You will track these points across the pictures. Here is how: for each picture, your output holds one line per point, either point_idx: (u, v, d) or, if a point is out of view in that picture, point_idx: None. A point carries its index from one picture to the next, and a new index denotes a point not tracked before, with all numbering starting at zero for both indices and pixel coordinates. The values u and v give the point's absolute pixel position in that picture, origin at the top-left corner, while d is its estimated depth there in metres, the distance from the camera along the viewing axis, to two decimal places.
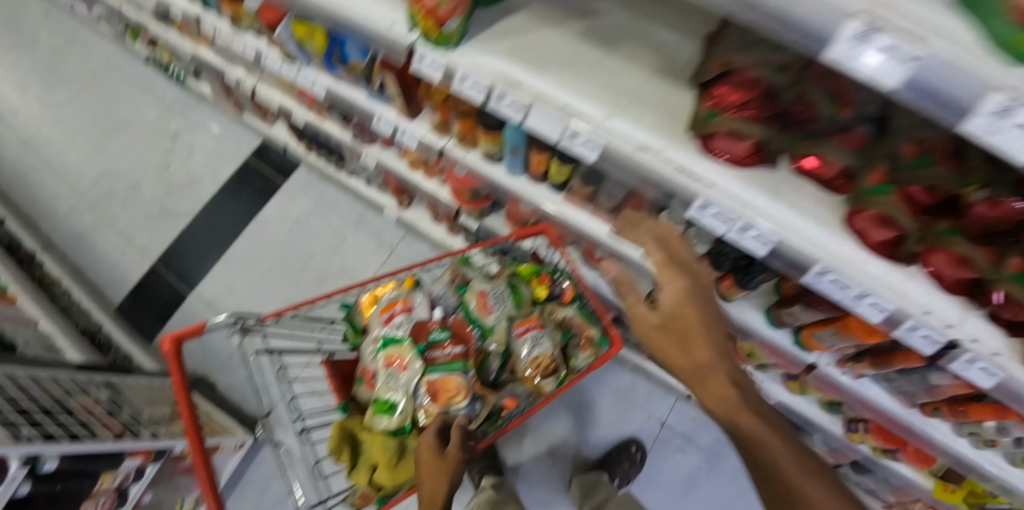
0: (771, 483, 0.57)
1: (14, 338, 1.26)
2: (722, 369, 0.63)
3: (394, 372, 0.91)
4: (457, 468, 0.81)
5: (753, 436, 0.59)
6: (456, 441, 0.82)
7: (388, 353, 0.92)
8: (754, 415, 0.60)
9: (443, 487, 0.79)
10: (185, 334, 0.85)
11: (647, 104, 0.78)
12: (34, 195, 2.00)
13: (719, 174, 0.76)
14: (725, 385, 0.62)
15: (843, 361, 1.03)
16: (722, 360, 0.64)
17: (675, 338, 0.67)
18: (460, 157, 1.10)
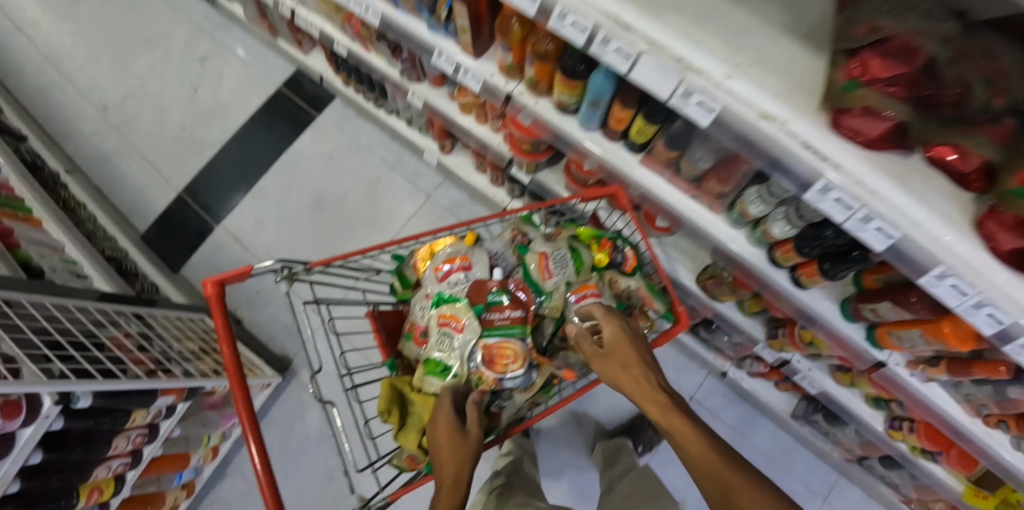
0: (715, 490, 0.60)
1: (40, 263, 1.22)
2: (653, 391, 0.73)
3: (450, 335, 0.85)
4: (474, 446, 0.76)
5: (690, 447, 0.65)
6: (474, 419, 0.78)
7: (443, 312, 0.86)
8: (689, 428, 0.66)
9: (467, 465, 0.73)
10: (229, 278, 0.77)
11: (769, 66, 0.68)
12: (55, 112, 1.90)
13: (846, 154, 0.66)
14: (658, 403, 0.71)
15: (915, 363, 0.97)
16: (652, 383, 0.74)
17: (614, 366, 0.77)
18: (528, 104, 0.99)
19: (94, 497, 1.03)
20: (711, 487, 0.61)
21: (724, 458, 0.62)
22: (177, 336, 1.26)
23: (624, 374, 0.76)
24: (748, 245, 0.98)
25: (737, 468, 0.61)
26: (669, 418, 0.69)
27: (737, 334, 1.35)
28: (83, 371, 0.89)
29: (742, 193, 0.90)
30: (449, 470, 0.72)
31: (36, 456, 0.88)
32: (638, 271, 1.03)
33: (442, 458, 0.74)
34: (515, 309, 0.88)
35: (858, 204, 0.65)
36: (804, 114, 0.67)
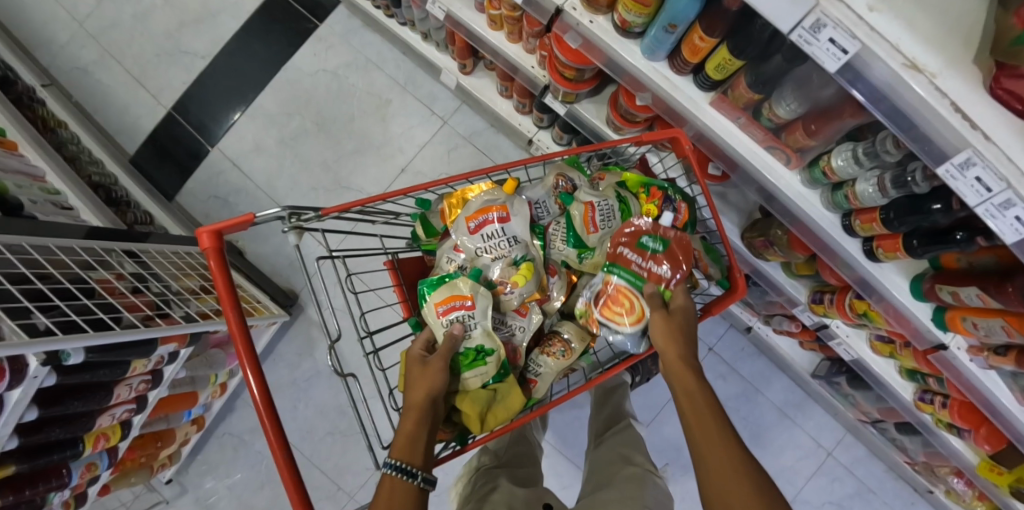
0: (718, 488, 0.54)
1: (18, 195, 1.10)
2: (692, 381, 0.64)
3: (461, 317, 0.72)
4: (443, 373, 0.66)
5: (707, 451, 0.57)
6: (444, 350, 0.68)
7: (444, 294, 0.73)
8: (717, 427, 0.59)
9: (431, 393, 0.64)
10: (227, 228, 0.67)
11: (917, 4, 0.55)
12: (19, 11, 1.66)
13: (997, 123, 0.53)
14: (695, 400, 0.62)
15: (978, 349, 0.89)
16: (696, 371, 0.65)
17: (670, 326, 0.68)
18: (580, 23, 0.81)
19: (102, 443, 1.08)
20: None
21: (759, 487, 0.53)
22: (173, 275, 1.21)
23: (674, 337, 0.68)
24: (821, 209, 0.85)
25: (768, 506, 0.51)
26: (699, 421, 0.60)
27: (773, 294, 1.25)
28: (69, 323, 0.87)
29: (832, 148, 0.77)
30: (418, 398, 0.64)
31: (31, 412, 0.87)
32: (689, 227, 0.90)
33: (406, 389, 0.66)
34: (667, 268, 0.75)
35: (1002, 186, 0.52)
36: (955, 66, 0.54)
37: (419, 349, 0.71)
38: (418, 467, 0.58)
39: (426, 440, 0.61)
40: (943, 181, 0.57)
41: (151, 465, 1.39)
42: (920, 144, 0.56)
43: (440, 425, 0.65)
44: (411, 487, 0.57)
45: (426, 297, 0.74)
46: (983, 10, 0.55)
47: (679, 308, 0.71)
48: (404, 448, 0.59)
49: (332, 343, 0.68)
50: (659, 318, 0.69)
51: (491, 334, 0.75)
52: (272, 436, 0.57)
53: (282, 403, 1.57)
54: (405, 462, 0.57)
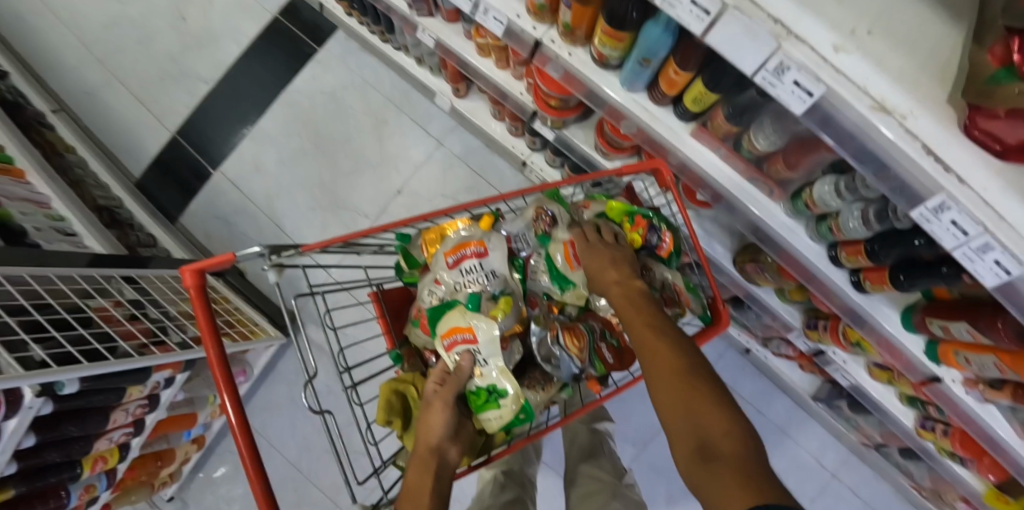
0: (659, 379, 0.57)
1: (21, 223, 1.14)
2: (639, 305, 0.66)
3: (467, 350, 0.72)
4: (444, 415, 0.69)
5: (644, 341, 0.61)
6: (448, 390, 0.71)
7: (448, 325, 0.74)
8: (651, 323, 0.63)
9: (438, 431, 0.68)
10: (209, 266, 0.69)
11: (895, 44, 0.52)
12: (32, 37, 1.72)
13: (974, 165, 0.52)
14: (635, 307, 0.66)
15: (974, 382, 0.87)
16: (641, 295, 0.68)
17: (601, 260, 0.73)
18: (560, 54, 0.81)
19: (99, 466, 1.09)
20: (676, 421, 0.54)
21: (713, 395, 0.53)
22: (171, 300, 1.23)
23: (611, 265, 0.72)
24: (807, 239, 0.83)
25: (722, 412, 0.52)
26: (637, 324, 0.64)
27: (767, 317, 1.23)
28: (65, 354, 0.89)
29: (814, 182, 0.76)
30: (422, 448, 0.66)
31: (29, 438, 0.89)
32: (674, 258, 0.88)
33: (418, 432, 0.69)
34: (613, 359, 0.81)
35: (979, 230, 0.51)
36: (929, 107, 0.52)
37: (433, 385, 0.73)
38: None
39: (435, 492, 0.62)
40: (919, 224, 0.55)
41: (152, 483, 1.40)
42: (893, 185, 0.55)
43: (453, 471, 0.67)
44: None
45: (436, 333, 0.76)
46: (954, 39, 0.53)
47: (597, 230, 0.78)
48: (410, 498, 0.62)
49: (311, 379, 0.67)
50: (589, 249, 0.75)
51: (502, 371, 0.73)
52: (251, 476, 0.57)
53: (281, 422, 1.59)
54: None
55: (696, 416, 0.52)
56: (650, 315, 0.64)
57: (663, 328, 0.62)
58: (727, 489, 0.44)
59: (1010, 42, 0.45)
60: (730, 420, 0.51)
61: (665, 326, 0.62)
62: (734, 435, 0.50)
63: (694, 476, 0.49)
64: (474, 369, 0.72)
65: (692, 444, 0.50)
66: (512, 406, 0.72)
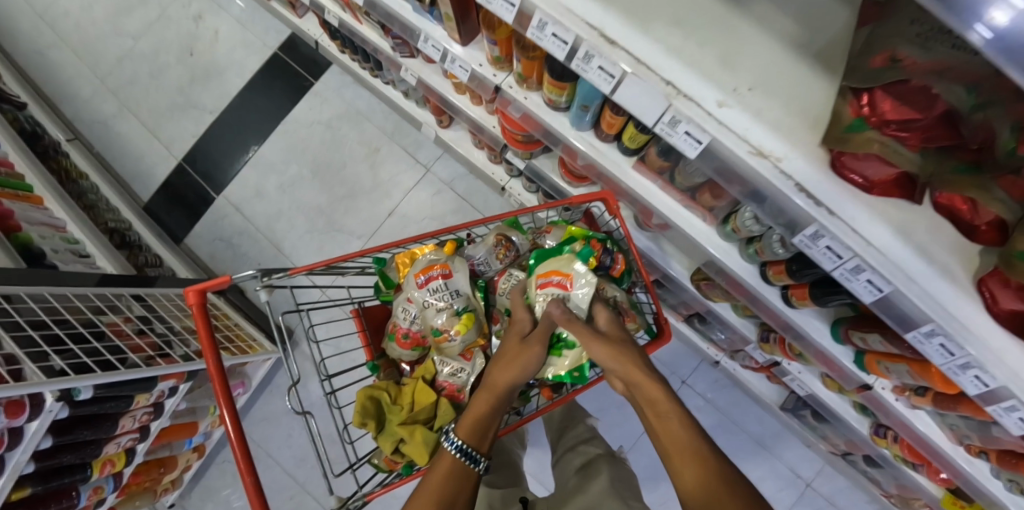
0: (690, 479, 0.57)
1: (40, 246, 1.25)
2: (669, 418, 0.64)
3: (556, 294, 0.85)
4: (537, 358, 0.76)
5: (666, 436, 0.62)
6: (540, 336, 0.79)
7: (550, 268, 0.88)
8: (670, 413, 0.65)
9: (523, 373, 0.75)
10: (209, 286, 0.82)
11: (776, 97, 0.62)
12: (53, 72, 1.87)
13: (844, 199, 0.61)
14: (654, 392, 0.67)
15: (901, 389, 0.95)
16: (668, 404, 0.66)
17: (615, 354, 0.73)
18: (518, 98, 0.93)
19: (108, 468, 1.18)
20: None
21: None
22: (176, 316, 1.34)
23: (635, 367, 0.71)
24: (741, 260, 0.91)
25: None
26: (657, 414, 0.65)
27: (729, 332, 1.30)
28: (81, 364, 1.00)
29: (736, 210, 0.83)
30: (497, 384, 0.73)
31: (47, 440, 0.99)
32: (626, 276, 1.00)
33: (495, 374, 0.75)
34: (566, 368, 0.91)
35: (850, 254, 0.61)
36: (803, 151, 0.62)
37: (523, 326, 0.83)
38: (481, 454, 0.67)
39: (490, 425, 0.71)
40: (803, 249, 0.66)
41: (154, 489, 1.46)
42: (780, 215, 0.64)
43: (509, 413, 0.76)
44: (472, 471, 0.65)
45: (536, 272, 0.90)
46: (833, 88, 0.62)
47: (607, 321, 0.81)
48: (472, 433, 0.68)
49: (293, 384, 0.79)
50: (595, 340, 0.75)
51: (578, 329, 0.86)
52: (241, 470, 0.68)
53: (277, 433, 1.67)
54: (467, 443, 0.66)
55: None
56: (684, 433, 0.61)
57: (699, 449, 0.59)
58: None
59: (861, 96, 0.56)
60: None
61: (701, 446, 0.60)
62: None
63: None
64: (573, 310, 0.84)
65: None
66: (574, 359, 0.86)
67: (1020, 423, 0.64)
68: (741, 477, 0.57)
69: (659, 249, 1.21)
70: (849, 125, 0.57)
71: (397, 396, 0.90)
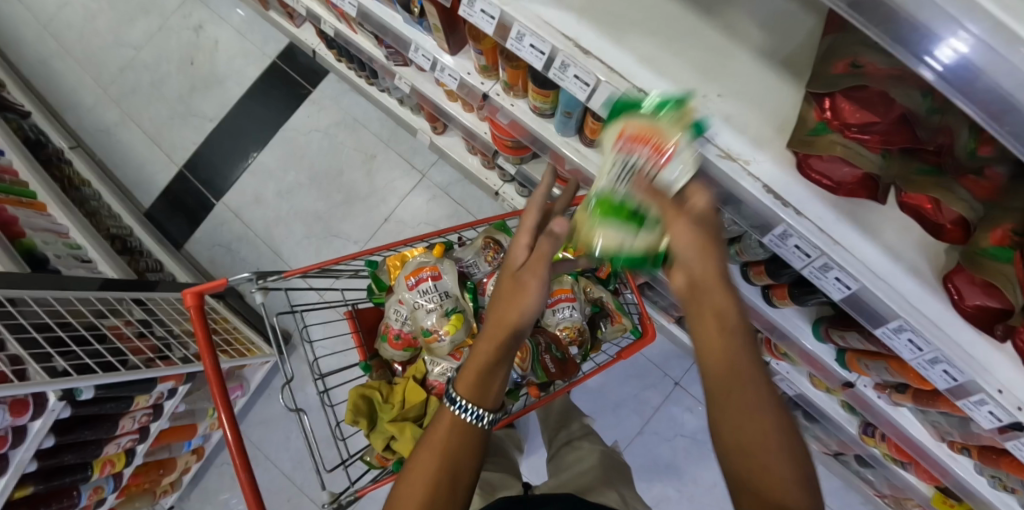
0: (730, 419, 0.45)
1: (44, 251, 1.28)
2: (734, 338, 0.47)
3: (642, 162, 0.60)
4: (540, 294, 0.59)
5: (713, 359, 0.47)
6: (539, 263, 0.60)
7: (645, 121, 0.60)
8: (729, 325, 0.47)
9: (524, 311, 0.58)
10: (207, 289, 0.85)
11: (745, 103, 0.65)
12: (57, 82, 1.91)
13: (810, 199, 0.64)
14: (719, 297, 0.49)
15: (882, 386, 0.95)
16: (740, 329, 0.47)
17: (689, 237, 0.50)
18: (505, 105, 0.96)
19: (108, 469, 1.20)
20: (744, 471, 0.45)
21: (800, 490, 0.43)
22: (174, 318, 1.36)
23: (714, 266, 0.49)
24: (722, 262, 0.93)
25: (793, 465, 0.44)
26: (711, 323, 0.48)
27: None
28: (83, 365, 1.03)
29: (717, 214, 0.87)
30: (497, 328, 0.58)
31: (48, 439, 1.02)
32: (612, 278, 1.06)
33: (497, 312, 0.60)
34: (555, 368, 0.94)
35: (818, 252, 0.63)
36: (771, 154, 0.64)
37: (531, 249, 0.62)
38: (487, 409, 0.57)
39: (493, 378, 0.58)
40: (773, 248, 0.69)
41: (154, 490, 1.48)
42: (751, 215, 0.67)
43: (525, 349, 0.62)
44: (477, 430, 0.57)
45: (613, 126, 0.63)
46: (801, 95, 0.65)
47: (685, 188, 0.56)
48: (473, 390, 0.57)
49: (287, 383, 0.82)
50: (678, 225, 0.51)
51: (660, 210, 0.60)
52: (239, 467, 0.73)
53: (274, 436, 1.68)
54: (466, 401, 0.56)
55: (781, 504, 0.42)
56: (751, 363, 0.46)
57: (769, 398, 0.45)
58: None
59: (823, 102, 0.58)
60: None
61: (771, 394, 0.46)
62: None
63: None
64: (659, 183, 0.58)
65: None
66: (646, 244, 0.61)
67: (992, 416, 0.64)
68: (787, 407, 0.46)
69: None
70: (813, 130, 0.60)
71: (388, 395, 0.93)
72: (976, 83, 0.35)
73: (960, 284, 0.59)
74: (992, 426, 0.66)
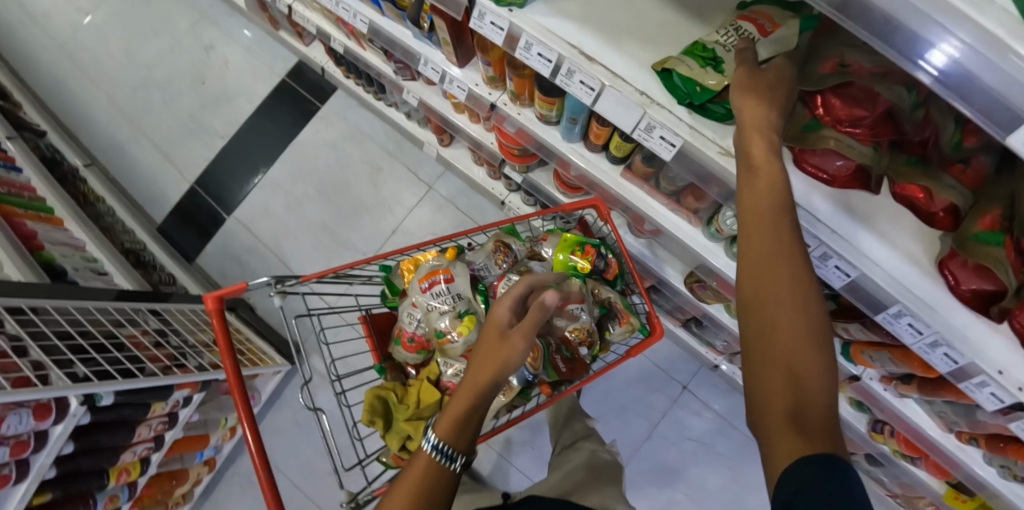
0: (755, 297, 0.48)
1: (63, 264, 1.31)
2: (772, 228, 0.50)
3: (749, 31, 0.63)
4: (521, 352, 0.62)
5: (755, 243, 0.50)
6: (527, 325, 0.64)
7: (761, 11, 0.64)
8: (775, 221, 0.50)
9: (503, 369, 0.61)
10: (227, 293, 0.88)
11: None
12: (72, 103, 1.97)
13: (808, 193, 0.67)
14: (767, 190, 0.51)
15: (888, 378, 0.97)
16: (781, 216, 0.50)
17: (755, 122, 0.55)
18: (512, 114, 1.00)
19: (124, 477, 1.21)
20: (761, 349, 0.47)
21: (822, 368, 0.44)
22: (190, 330, 1.39)
23: (763, 157, 0.53)
24: (727, 260, 0.93)
25: (814, 344, 0.45)
26: (756, 216, 0.51)
27: (725, 334, 1.32)
28: (103, 372, 1.05)
29: (718, 211, 0.87)
30: (480, 374, 0.61)
31: (68, 445, 1.05)
32: (619, 279, 1.08)
33: (479, 359, 0.62)
34: (566, 368, 0.97)
35: (817, 242, 0.68)
36: None
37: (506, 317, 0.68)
38: (459, 451, 0.59)
39: (468, 421, 0.61)
40: None
41: (166, 502, 1.44)
42: None
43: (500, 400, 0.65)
44: (448, 470, 0.58)
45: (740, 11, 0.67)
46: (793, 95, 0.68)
47: (771, 73, 0.57)
48: (449, 427, 0.59)
49: (305, 384, 0.84)
50: (739, 83, 0.57)
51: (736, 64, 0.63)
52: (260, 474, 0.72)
53: (284, 447, 1.69)
54: (443, 443, 0.58)
55: (797, 373, 0.44)
56: (788, 245, 0.49)
57: (803, 279, 0.47)
58: (790, 454, 0.40)
59: (815, 100, 0.63)
60: (827, 395, 0.44)
61: (805, 277, 0.48)
62: (825, 411, 0.43)
63: (771, 428, 0.43)
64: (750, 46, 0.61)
65: (780, 405, 0.43)
66: (707, 80, 0.63)
67: (993, 398, 0.65)
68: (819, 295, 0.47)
69: (653, 255, 1.25)
70: (805, 126, 0.64)
71: (403, 396, 0.95)
72: (970, 85, 0.41)
73: (953, 269, 0.61)
74: (995, 408, 0.67)
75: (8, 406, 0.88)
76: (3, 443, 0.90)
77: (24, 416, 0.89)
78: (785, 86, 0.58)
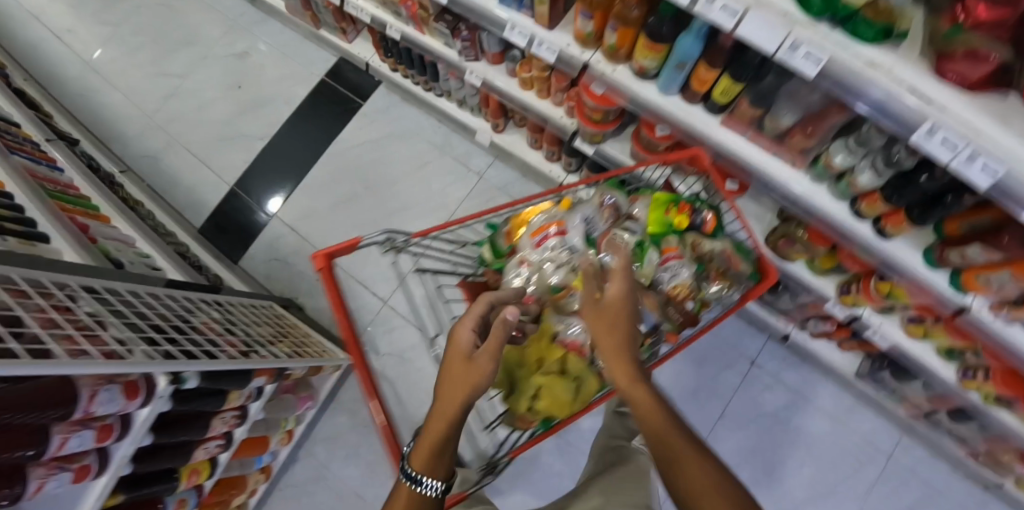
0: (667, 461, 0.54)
1: (118, 257, 1.25)
2: (660, 412, 0.58)
3: None
4: (489, 370, 0.64)
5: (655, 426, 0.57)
6: (490, 343, 0.65)
7: None
8: (661, 410, 0.58)
9: (467, 390, 0.62)
10: (336, 251, 0.83)
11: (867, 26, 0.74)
12: (100, 114, 1.93)
13: (950, 97, 0.68)
14: (638, 385, 0.61)
15: (999, 305, 0.89)
16: (664, 406, 0.59)
17: (610, 329, 0.66)
18: (605, 72, 1.01)
19: (194, 478, 1.13)
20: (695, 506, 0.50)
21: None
22: (252, 322, 1.33)
23: (625, 361, 0.64)
24: (832, 199, 0.98)
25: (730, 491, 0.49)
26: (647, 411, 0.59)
27: (803, 294, 1.30)
28: (189, 352, 0.99)
29: (827, 147, 0.91)
30: (448, 402, 0.62)
31: (146, 438, 0.94)
32: (719, 232, 1.04)
33: (446, 389, 0.64)
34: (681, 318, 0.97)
35: (965, 142, 0.66)
36: (908, 60, 0.70)
37: (469, 339, 0.68)
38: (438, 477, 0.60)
39: (443, 449, 0.61)
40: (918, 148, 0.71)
41: None
42: (894, 119, 0.71)
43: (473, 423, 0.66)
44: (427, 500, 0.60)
45: None
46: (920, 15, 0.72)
47: (613, 309, 0.68)
48: (423, 458, 0.61)
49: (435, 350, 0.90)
50: (593, 320, 0.68)
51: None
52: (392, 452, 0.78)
53: (336, 454, 1.59)
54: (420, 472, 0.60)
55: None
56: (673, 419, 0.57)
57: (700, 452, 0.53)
58: None
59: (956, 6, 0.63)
60: None
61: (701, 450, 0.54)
62: None
63: None
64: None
65: None
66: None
67: None
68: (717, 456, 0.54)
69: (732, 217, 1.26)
70: (947, 32, 0.65)
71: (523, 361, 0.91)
72: None
73: None
74: None
75: (100, 382, 0.81)
76: (89, 426, 0.83)
77: (116, 393, 0.82)
78: (628, 308, 0.69)
